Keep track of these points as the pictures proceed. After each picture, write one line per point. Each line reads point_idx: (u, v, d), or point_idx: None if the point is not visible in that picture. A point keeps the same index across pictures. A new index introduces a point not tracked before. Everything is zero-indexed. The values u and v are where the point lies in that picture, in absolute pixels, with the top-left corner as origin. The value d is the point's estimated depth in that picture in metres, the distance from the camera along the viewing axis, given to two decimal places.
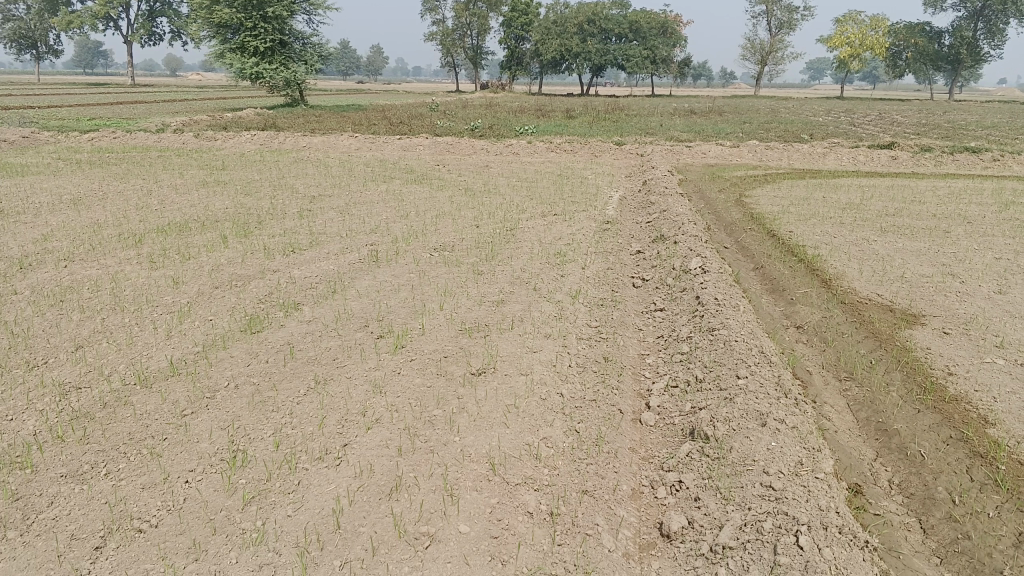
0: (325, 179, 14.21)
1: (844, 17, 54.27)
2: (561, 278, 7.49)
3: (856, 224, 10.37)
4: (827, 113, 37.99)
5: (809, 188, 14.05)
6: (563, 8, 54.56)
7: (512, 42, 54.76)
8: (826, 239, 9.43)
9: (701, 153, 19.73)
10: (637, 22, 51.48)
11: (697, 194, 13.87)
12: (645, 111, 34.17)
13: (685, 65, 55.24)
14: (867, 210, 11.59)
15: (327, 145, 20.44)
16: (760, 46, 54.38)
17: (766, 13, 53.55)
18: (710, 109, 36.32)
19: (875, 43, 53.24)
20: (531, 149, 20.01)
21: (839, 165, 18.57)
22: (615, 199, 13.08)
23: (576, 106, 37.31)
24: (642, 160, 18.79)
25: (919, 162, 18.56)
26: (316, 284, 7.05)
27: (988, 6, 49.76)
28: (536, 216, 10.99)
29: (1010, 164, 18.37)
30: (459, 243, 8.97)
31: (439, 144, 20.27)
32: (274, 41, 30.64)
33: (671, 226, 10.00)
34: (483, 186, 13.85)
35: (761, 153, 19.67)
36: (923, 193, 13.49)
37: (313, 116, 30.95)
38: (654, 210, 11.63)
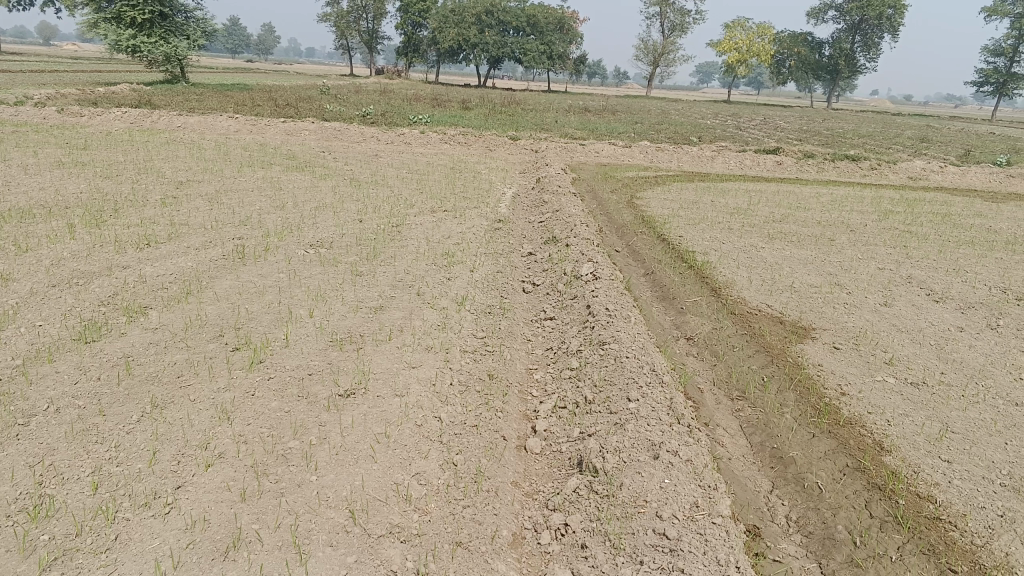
0: (198, 164, 13.22)
1: (732, 23, 55.66)
2: (445, 282, 7.00)
3: (745, 230, 10.34)
4: (715, 116, 38.98)
5: (700, 191, 14.08)
6: None
7: (408, 29, 53.70)
8: (717, 245, 9.32)
9: (594, 151, 19.64)
10: (534, 16, 51.45)
11: (590, 194, 13.66)
12: (541, 106, 34.03)
13: (581, 62, 55.67)
14: (755, 216, 11.62)
15: (205, 127, 19.23)
16: (653, 47, 55.37)
17: (659, 15, 54.56)
18: (604, 107, 36.61)
19: (761, 50, 54.98)
20: (423, 139, 19.43)
21: (727, 168, 18.84)
22: (507, 196, 12.69)
23: (472, 98, 36.85)
24: (536, 156, 18.53)
25: (803, 168, 19.04)
26: (171, 286, 6.32)
27: (864, 21, 52.30)
28: (424, 212, 10.47)
29: (885, 173, 19.10)
30: (338, 239, 8.35)
31: (327, 130, 19.38)
32: (153, 14, 28.77)
33: (563, 227, 9.68)
34: (370, 177, 13.19)
35: (653, 153, 19.75)
36: (807, 200, 13.73)
37: (193, 95, 29.26)
38: (547, 209, 11.30)
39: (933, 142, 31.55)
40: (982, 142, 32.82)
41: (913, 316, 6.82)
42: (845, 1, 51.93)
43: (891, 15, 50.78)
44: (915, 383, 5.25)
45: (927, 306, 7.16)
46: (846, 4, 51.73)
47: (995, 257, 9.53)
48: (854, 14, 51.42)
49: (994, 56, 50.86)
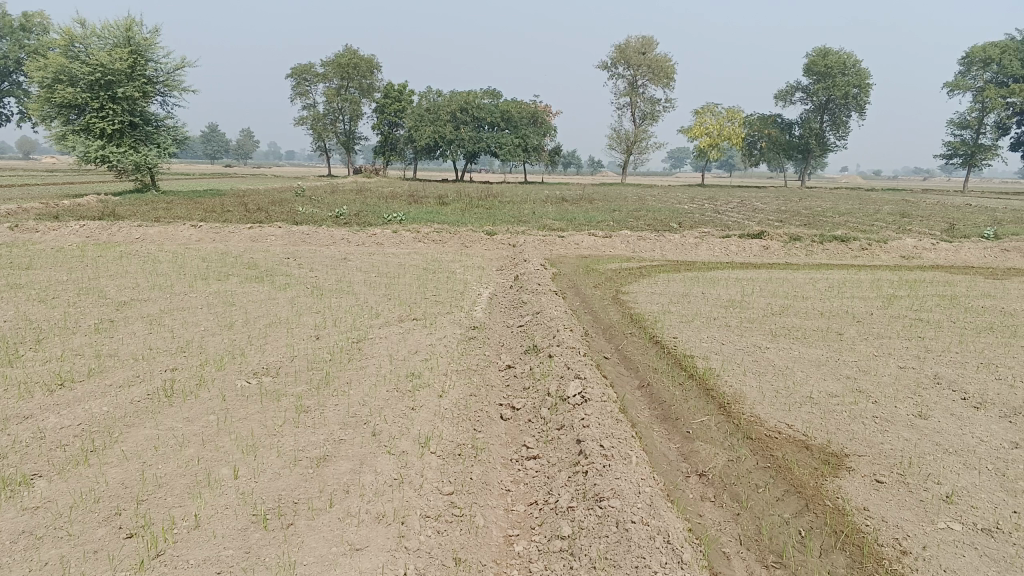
0: (149, 279, 12.21)
1: (702, 109, 56.80)
2: (407, 413, 5.94)
3: (744, 327, 9.40)
4: (694, 200, 38.80)
5: (689, 282, 13.23)
6: (435, 95, 54.46)
7: (384, 128, 53.93)
8: (716, 347, 8.36)
9: (575, 243, 18.88)
10: (508, 111, 51.95)
11: (572, 291, 12.75)
12: (517, 198, 33.59)
13: (556, 153, 56.12)
14: (752, 308, 10.74)
15: (166, 237, 18.34)
16: (626, 136, 55.96)
17: (631, 105, 55.31)
18: (582, 196, 36.30)
19: (731, 133, 55.61)
20: (396, 238, 18.62)
21: (713, 255, 18.11)
22: (484, 298, 11.74)
23: (449, 192, 36.50)
24: (514, 251, 17.75)
25: (791, 251, 18.37)
26: (73, 442, 5.20)
27: (832, 101, 53.20)
28: (391, 321, 9.49)
29: (876, 253, 18.44)
30: (287, 364, 7.30)
31: (295, 234, 18.52)
32: (122, 124, 28.31)
33: (544, 333, 8.71)
34: (335, 285, 12.23)
35: (635, 243, 19.03)
36: (803, 287, 12.90)
37: (162, 204, 28.58)
38: (526, 312, 10.33)
39: (915, 216, 31.26)
40: (963, 214, 32.62)
41: (957, 430, 5.82)
42: (811, 83, 52.92)
43: (856, 95, 51.75)
44: (989, 531, 4.20)
45: (967, 415, 6.18)
46: (812, 86, 52.70)
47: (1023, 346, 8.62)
48: (821, 95, 52.34)
49: (960, 129, 51.64)
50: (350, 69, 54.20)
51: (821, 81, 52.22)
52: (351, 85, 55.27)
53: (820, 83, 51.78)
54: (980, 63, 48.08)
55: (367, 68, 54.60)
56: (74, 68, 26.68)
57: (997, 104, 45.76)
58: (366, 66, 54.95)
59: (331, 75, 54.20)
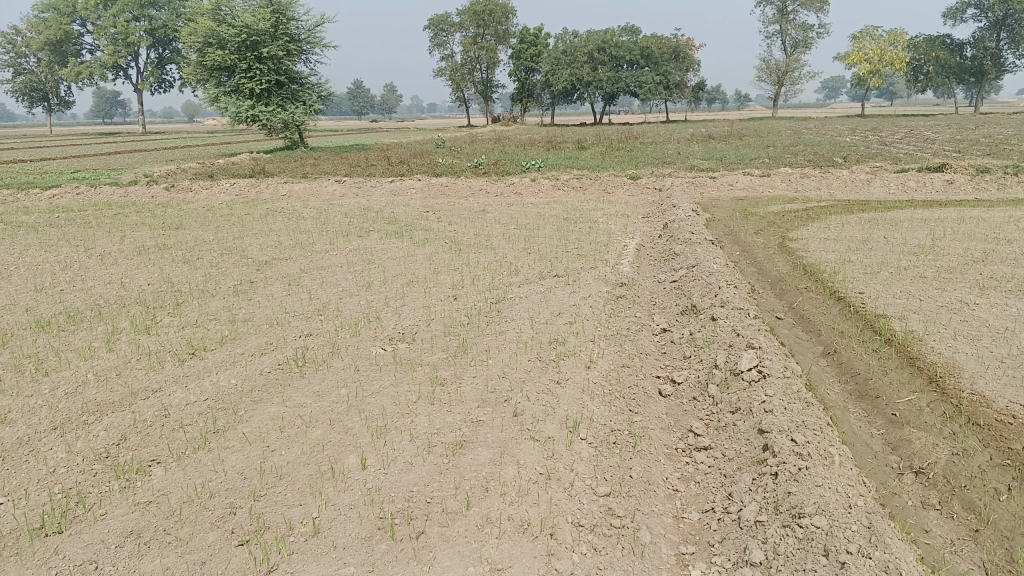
0: (290, 238, 12.10)
1: (860, 34, 52.44)
2: (553, 389, 5.20)
3: (941, 280, 8.05)
4: (853, 133, 35.74)
5: (864, 226, 11.75)
6: (573, 37, 52.81)
7: (521, 74, 53.00)
8: (910, 306, 7.12)
9: (728, 184, 17.49)
10: (648, 48, 49.64)
11: (729, 238, 11.59)
12: (661, 138, 32.00)
13: (700, 89, 53.38)
14: (946, 256, 9.29)
15: (310, 193, 18.44)
16: (775, 67, 52.39)
17: (780, 33, 51.55)
18: (730, 133, 34.14)
19: (895, 58, 50.80)
20: (535, 187, 17.88)
21: (886, 193, 16.25)
22: (632, 249, 10.82)
23: (588, 136, 35.30)
24: (661, 195, 16.64)
25: (980, 186, 16.23)
26: (196, 424, 4.81)
27: (1010, 16, 47.43)
28: (533, 277, 8.79)
29: None
30: (423, 329, 6.72)
31: (433, 187, 18.14)
32: (270, 83, 28.87)
33: (705, 289, 7.76)
34: (475, 239, 11.65)
35: (796, 182, 17.40)
36: (1004, 228, 11.17)
37: (308, 159, 29.14)
38: (680, 264, 9.34)
39: None
40: None
41: None
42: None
43: None
44: None
45: None
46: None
47: None
48: (999, 11, 46.75)
49: None
50: (486, 16, 53.45)
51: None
52: (488, 32, 54.54)
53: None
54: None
55: (503, 13, 53.57)
56: (222, 30, 27.32)
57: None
58: (502, 11, 53.94)
59: (468, 23, 53.64)
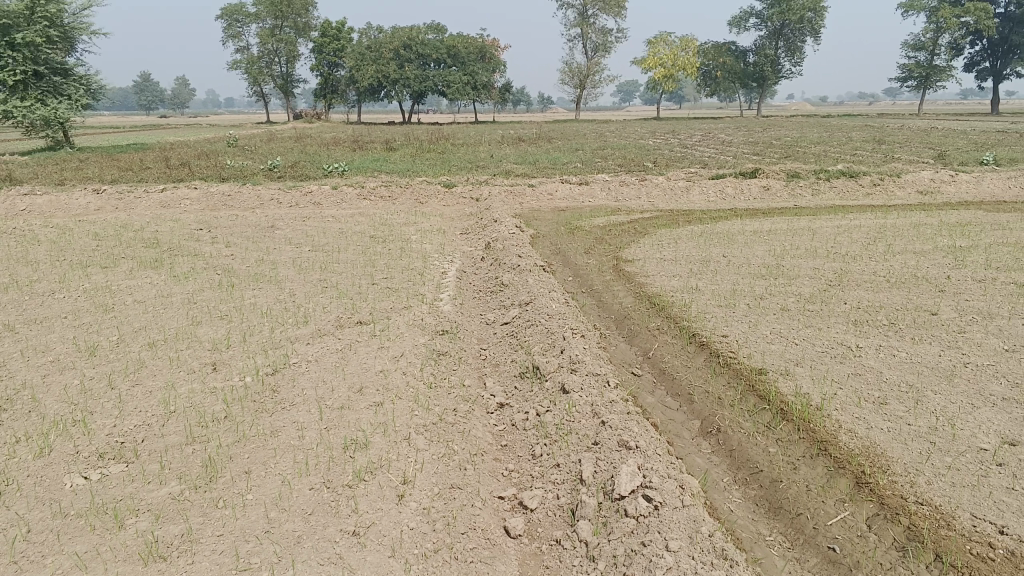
0: (6, 273, 9.27)
1: (654, 39, 53.41)
2: (342, 549, 3.34)
3: (808, 315, 6.98)
4: (658, 135, 36.16)
5: (700, 242, 10.78)
6: (377, 33, 50.47)
7: (324, 70, 50.08)
8: (791, 355, 5.92)
9: (547, 192, 16.25)
10: (454, 46, 48.39)
11: (560, 261, 10.16)
12: (471, 139, 30.61)
13: (507, 89, 52.89)
14: (800, 280, 8.35)
15: (59, 207, 15.20)
16: (578, 69, 52.85)
17: (582, 36, 52.00)
18: (540, 135, 33.47)
19: (687, 63, 52.78)
20: (335, 196, 15.71)
21: (707, 201, 15.67)
22: (451, 278, 9.11)
23: (396, 136, 33.23)
24: (477, 206, 15.12)
25: (794, 193, 16.05)
26: None
27: (786, 26, 50.48)
28: (328, 329, 6.82)
29: (891, 189, 16.25)
30: (154, 434, 4.61)
31: (213, 197, 15.47)
32: (25, 74, 24.33)
33: (547, 341, 6.18)
34: (256, 267, 9.45)
35: (617, 190, 16.46)
36: (841, 242, 10.55)
37: (71, 163, 25.07)
38: (511, 301, 7.76)
39: (895, 143, 29.21)
40: (940, 138, 30.62)
41: None
42: (766, 8, 50.04)
43: (812, 19, 49.15)
44: None
45: None
46: (767, 9, 49.89)
47: None
48: (776, 20, 49.64)
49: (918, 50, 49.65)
50: (284, 8, 49.97)
51: (777, 5, 49.34)
52: (286, 25, 51.15)
53: (774, 5, 48.93)
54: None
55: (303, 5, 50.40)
56: None
57: (953, 23, 44.37)
58: (302, 4, 50.80)
59: (264, 14, 49.93)
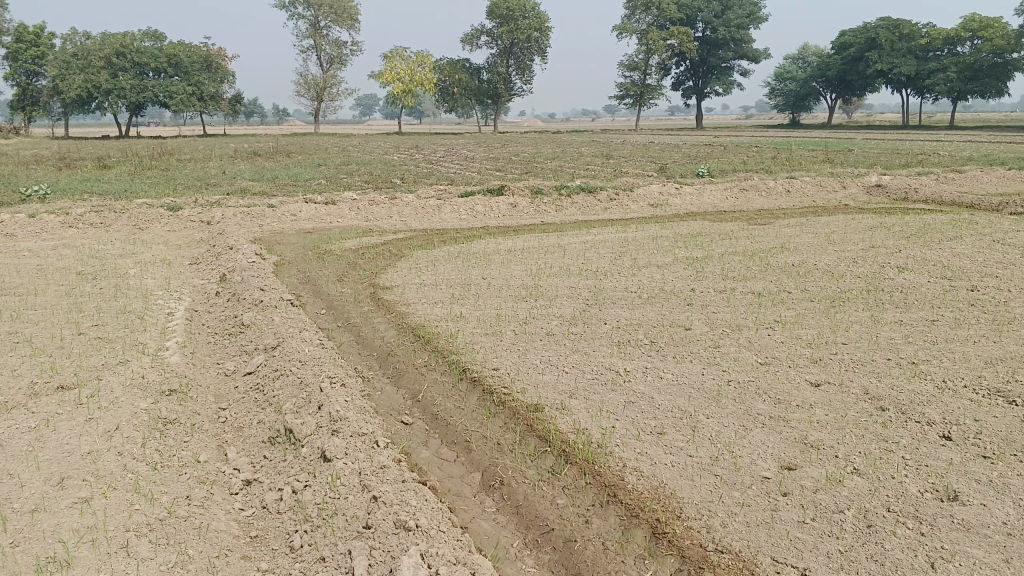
0: None
1: (391, 53, 52.95)
2: None
3: (574, 338, 6.81)
4: (401, 151, 35.89)
5: (455, 263, 10.44)
6: (84, 39, 45.52)
7: (20, 79, 44.29)
8: (564, 386, 5.64)
9: (290, 214, 15.17)
10: (175, 55, 44.99)
11: (309, 291, 9.33)
12: (199, 155, 28.31)
13: (240, 103, 50.04)
14: (559, 300, 8.24)
15: None
16: (315, 83, 51.31)
17: (316, 50, 50.53)
18: (278, 151, 31.80)
19: (424, 79, 52.96)
20: (34, 225, 13.49)
21: (457, 219, 15.48)
22: (182, 320, 7.96)
23: (111, 153, 29.88)
24: (211, 231, 13.72)
25: (540, 209, 16.38)
26: None
27: (516, 45, 52.51)
28: (18, 400, 5.54)
29: (626, 202, 17.12)
30: None
31: None
32: None
33: (299, 398, 5.47)
34: None
35: (365, 209, 15.79)
36: (591, 258, 10.72)
37: None
38: (255, 345, 6.89)
39: (621, 157, 31.31)
40: (659, 152, 33.29)
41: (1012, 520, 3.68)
42: (496, 27, 51.79)
43: (538, 39, 51.80)
44: None
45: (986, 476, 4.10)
46: (497, 29, 51.63)
47: (893, 324, 7.01)
48: (506, 40, 51.56)
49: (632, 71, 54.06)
50: None
51: (507, 25, 51.25)
52: None
53: (504, 25, 50.80)
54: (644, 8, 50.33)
55: None
56: None
57: (660, 47, 48.70)
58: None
59: None
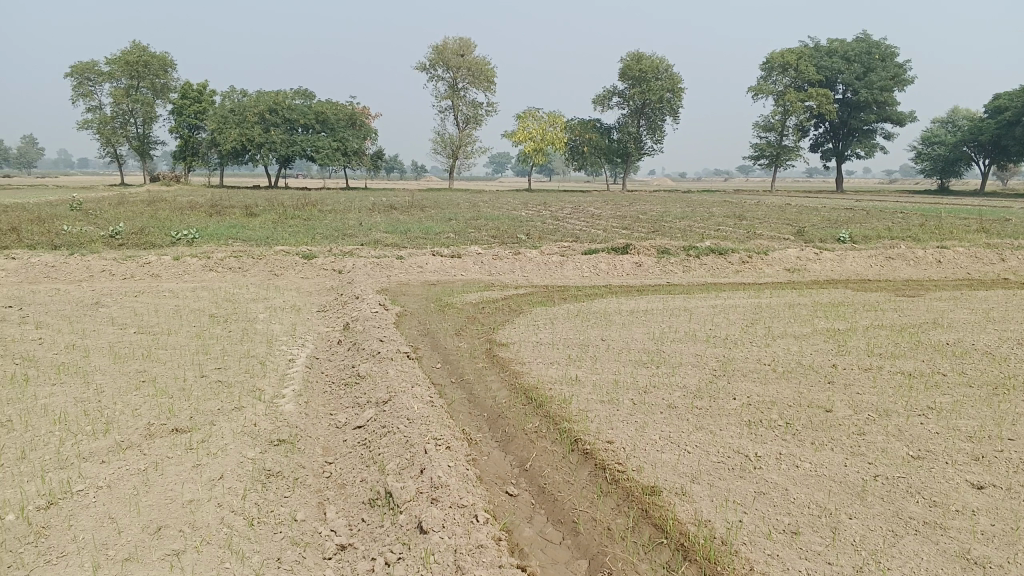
0: None
1: (524, 115, 53.85)
2: None
3: (698, 414, 6.30)
4: (529, 207, 36.21)
5: (576, 323, 10.12)
6: (243, 96, 48.92)
7: (184, 131, 47.99)
8: (685, 467, 5.16)
9: (416, 265, 15.34)
10: (324, 113, 47.41)
11: (427, 344, 9.23)
12: (338, 206, 29.44)
13: (379, 157, 52.18)
14: (684, 369, 7.75)
15: None
16: (450, 140, 52.94)
17: (453, 108, 52.23)
18: (410, 204, 32.73)
19: (555, 138, 53.54)
20: (178, 267, 14.20)
21: (580, 276, 15.19)
22: (301, 367, 7.99)
23: (258, 201, 31.62)
24: (339, 279, 14.02)
25: (667, 269, 15.87)
26: None
27: (648, 105, 52.27)
28: (134, 441, 5.59)
29: (759, 266, 16.36)
30: None
31: (33, 268, 13.66)
32: None
33: (404, 459, 5.24)
34: (63, 355, 8.00)
35: (489, 264, 15.77)
36: (720, 324, 10.15)
37: None
38: (367, 398, 6.76)
39: (753, 219, 30.31)
40: (794, 215, 32.03)
41: None
42: (629, 87, 51.98)
43: (669, 99, 51.67)
44: None
45: None
46: (630, 89, 51.81)
47: None
48: (639, 100, 51.60)
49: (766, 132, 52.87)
50: (140, 66, 47.92)
51: (640, 85, 51.33)
52: (143, 84, 48.84)
53: (637, 86, 50.92)
54: (781, 69, 49.28)
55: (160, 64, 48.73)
56: None
57: (798, 108, 47.31)
58: (159, 63, 48.98)
59: (119, 72, 47.61)
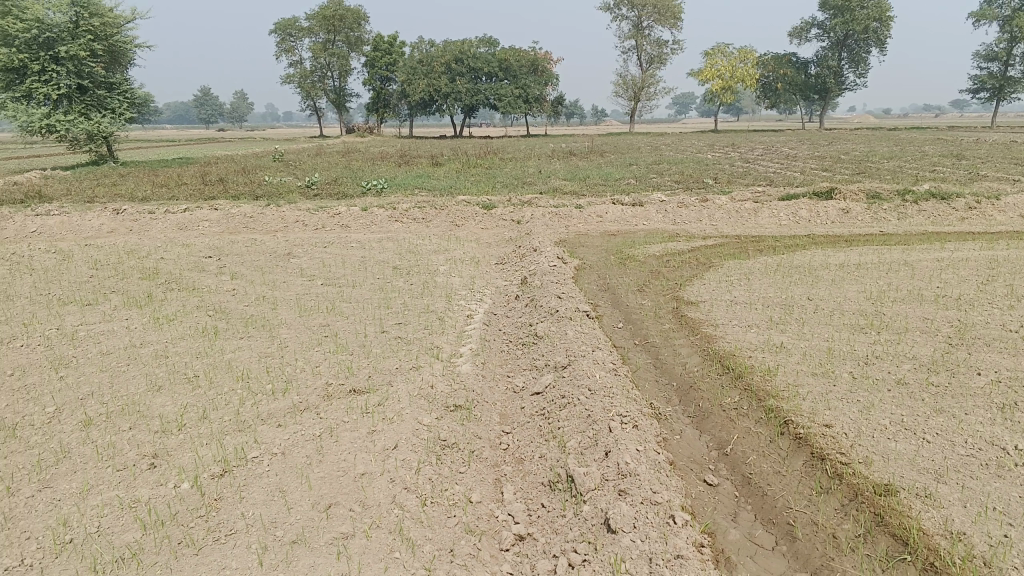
0: None
1: (711, 50, 51.32)
2: None
3: (934, 393, 5.31)
4: (714, 149, 34.28)
5: (776, 279, 9.12)
6: (428, 45, 49.54)
7: (376, 83, 49.46)
8: (925, 461, 4.28)
9: (596, 214, 14.70)
10: (506, 59, 47.17)
11: (609, 301, 8.63)
12: (520, 153, 29.16)
13: (559, 103, 51.43)
14: (910, 336, 6.66)
15: (73, 227, 14.13)
16: (632, 82, 51.20)
17: (636, 48, 50.26)
18: (592, 149, 31.88)
19: (745, 75, 50.45)
20: (365, 218, 14.41)
21: (776, 225, 13.94)
22: (479, 324, 7.66)
23: (443, 150, 31.99)
24: (519, 230, 13.67)
25: (877, 217, 14.23)
26: None
27: (850, 36, 47.78)
28: (312, 402, 5.44)
29: (990, 213, 14.29)
30: None
31: (234, 219, 14.31)
32: (70, 88, 22.17)
33: (587, 437, 4.71)
34: (254, 308, 8.11)
35: (674, 212, 14.83)
36: (950, 282, 8.76)
37: (108, 173, 24.21)
38: (547, 361, 6.29)
39: (975, 158, 26.93)
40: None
41: None
42: (829, 17, 47.66)
43: (878, 28, 46.62)
44: None
45: None
46: (830, 19, 47.46)
47: None
48: (840, 31, 47.21)
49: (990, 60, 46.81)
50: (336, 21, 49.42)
51: (841, 14, 46.91)
52: (338, 38, 50.54)
53: (838, 15, 46.55)
54: None
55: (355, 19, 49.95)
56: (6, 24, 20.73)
57: None
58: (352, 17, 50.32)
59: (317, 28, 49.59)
